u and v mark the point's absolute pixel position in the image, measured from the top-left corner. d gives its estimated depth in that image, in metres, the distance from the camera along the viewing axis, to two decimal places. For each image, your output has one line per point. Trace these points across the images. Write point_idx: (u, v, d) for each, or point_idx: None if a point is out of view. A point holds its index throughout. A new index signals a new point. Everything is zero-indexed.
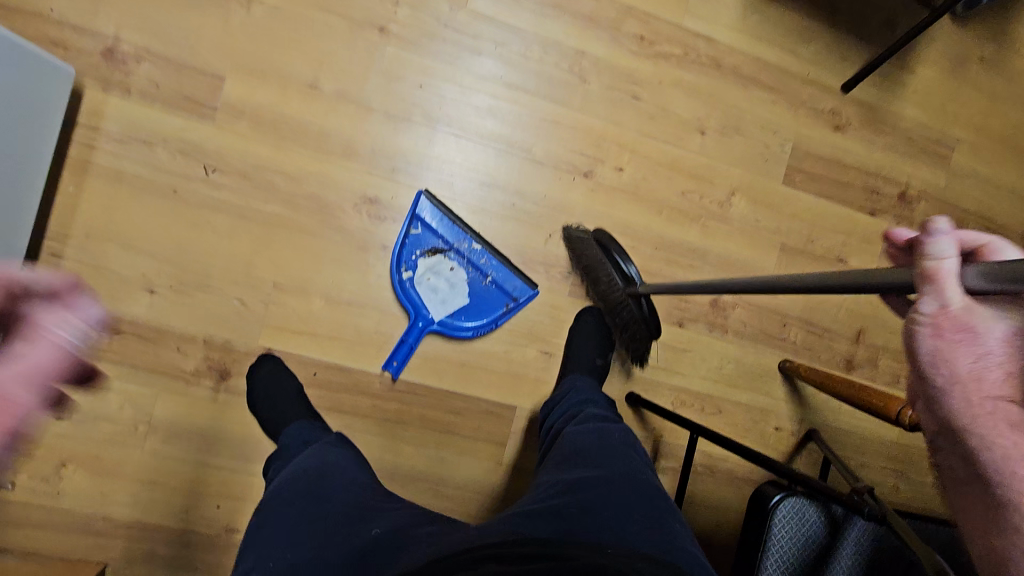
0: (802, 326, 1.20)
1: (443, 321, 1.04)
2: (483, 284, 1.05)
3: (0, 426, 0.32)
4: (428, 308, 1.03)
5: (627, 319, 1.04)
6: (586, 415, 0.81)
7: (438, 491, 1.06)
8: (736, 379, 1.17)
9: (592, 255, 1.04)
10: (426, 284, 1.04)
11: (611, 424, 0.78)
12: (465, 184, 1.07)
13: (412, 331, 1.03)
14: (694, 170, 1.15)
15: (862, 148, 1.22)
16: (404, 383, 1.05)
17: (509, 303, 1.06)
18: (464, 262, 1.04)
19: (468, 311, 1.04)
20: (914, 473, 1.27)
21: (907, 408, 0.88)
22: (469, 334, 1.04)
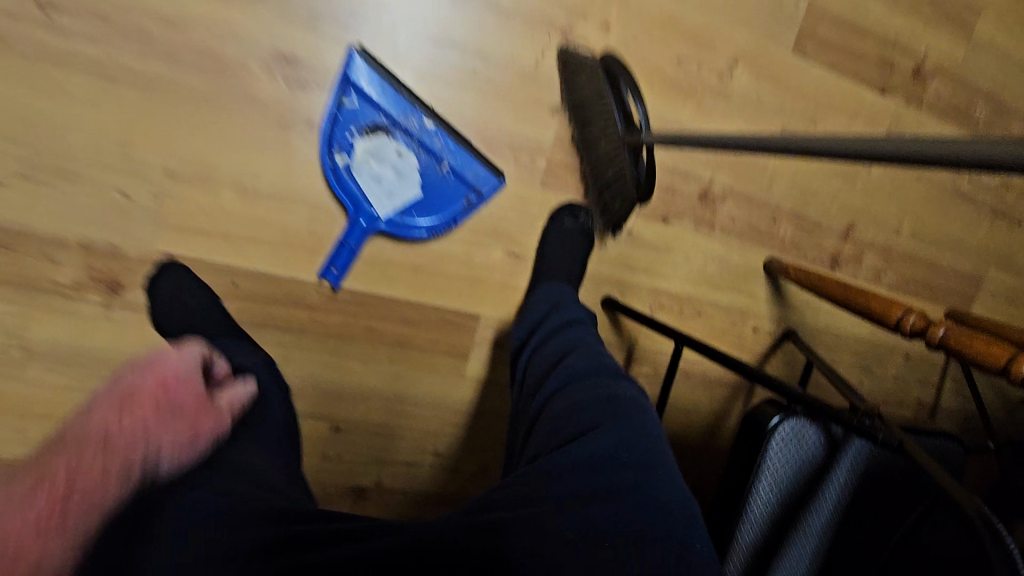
0: (793, 220, 1.09)
1: (390, 218, 0.85)
2: (438, 173, 0.86)
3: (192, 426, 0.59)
4: (370, 202, 0.84)
5: (615, 175, 0.85)
6: (584, 362, 0.68)
7: (392, 408, 0.95)
8: (720, 280, 1.07)
9: (593, 85, 0.84)
10: (367, 172, 0.83)
11: (616, 378, 0.66)
12: (411, 41, 0.83)
13: (353, 229, 0.84)
14: (693, 31, 0.94)
15: (883, 11, 1.04)
16: (348, 292, 0.89)
17: (470, 196, 0.88)
18: (413, 145, 0.84)
19: (421, 207, 0.86)
20: (879, 368, 1.26)
21: (911, 314, 0.81)
22: (424, 235, 0.87)
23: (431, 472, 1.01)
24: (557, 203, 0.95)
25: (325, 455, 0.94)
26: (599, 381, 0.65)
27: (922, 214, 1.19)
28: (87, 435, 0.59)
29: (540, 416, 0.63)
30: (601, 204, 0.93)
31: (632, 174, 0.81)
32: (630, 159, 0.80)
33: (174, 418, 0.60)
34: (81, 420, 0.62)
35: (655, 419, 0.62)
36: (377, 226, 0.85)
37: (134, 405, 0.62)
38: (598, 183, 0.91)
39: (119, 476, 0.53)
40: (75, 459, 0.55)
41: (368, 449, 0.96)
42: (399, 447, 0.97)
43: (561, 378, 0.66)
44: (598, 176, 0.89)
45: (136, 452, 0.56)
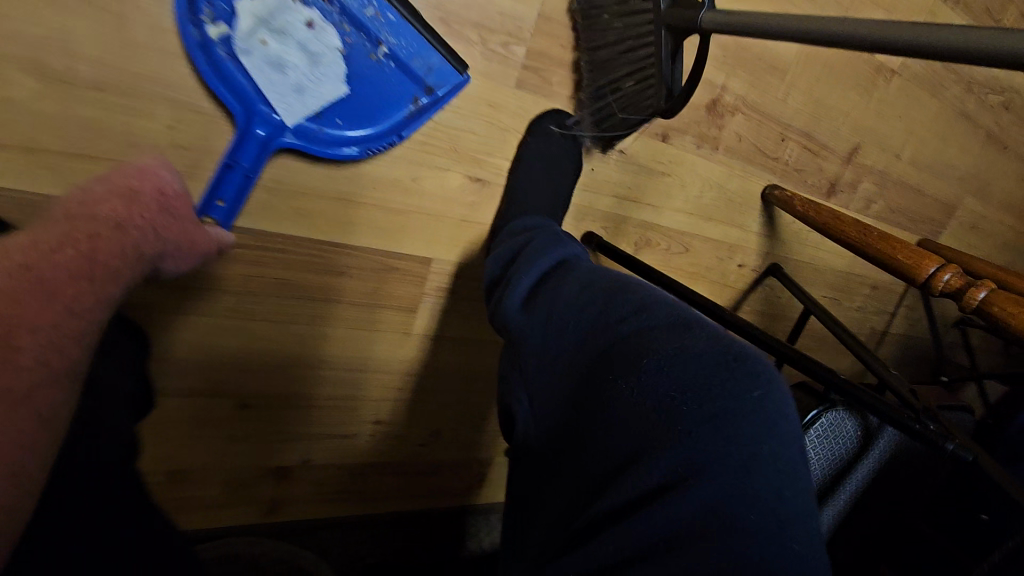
0: (800, 141, 0.92)
1: (302, 128, 0.58)
2: (373, 61, 0.58)
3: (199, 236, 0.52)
4: (269, 102, 0.55)
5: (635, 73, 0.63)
6: (669, 326, 0.44)
7: (319, 376, 0.75)
8: (714, 212, 0.91)
9: None
10: (261, 53, 0.54)
11: (728, 353, 0.41)
12: None
13: (245, 143, 0.56)
14: None
15: None
16: (247, 235, 0.63)
17: (419, 99, 0.61)
18: (331, 14, 0.56)
19: (348, 111, 0.59)
20: (846, 300, 1.20)
21: (947, 273, 0.69)
22: (355, 155, 0.61)
23: (372, 440, 0.84)
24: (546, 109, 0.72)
25: (226, 436, 0.73)
26: (706, 369, 0.41)
27: (924, 136, 1.06)
28: (97, 212, 0.45)
29: (603, 424, 0.43)
30: (597, 110, 0.71)
31: (661, 77, 0.59)
32: (667, 54, 0.58)
33: (179, 217, 0.50)
34: (73, 193, 0.46)
35: (789, 417, 0.41)
36: (283, 139, 0.57)
37: (138, 199, 0.47)
38: (603, 80, 0.68)
39: (136, 260, 0.46)
40: (87, 228, 0.43)
41: (288, 420, 0.76)
42: (335, 415, 0.79)
43: (635, 363, 0.43)
44: (608, 70, 0.66)
45: (150, 245, 0.47)
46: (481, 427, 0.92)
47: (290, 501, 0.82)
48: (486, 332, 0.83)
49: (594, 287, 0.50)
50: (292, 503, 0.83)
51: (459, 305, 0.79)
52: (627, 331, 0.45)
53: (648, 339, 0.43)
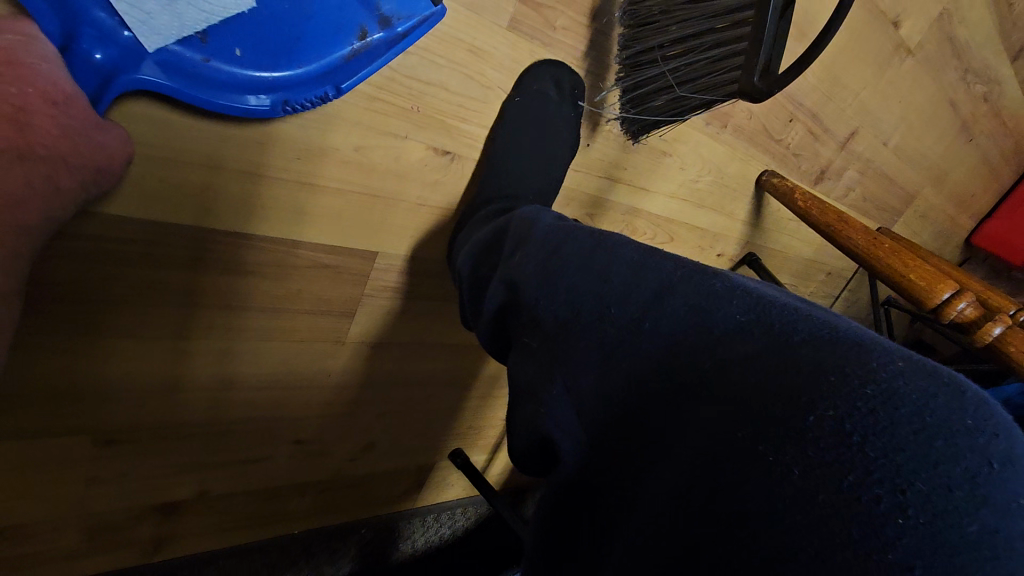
0: (806, 123, 0.81)
1: (174, 57, 0.38)
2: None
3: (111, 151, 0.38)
4: (112, 7, 0.35)
5: (716, 35, 0.49)
6: (841, 352, 0.26)
7: (225, 387, 0.56)
8: (706, 197, 0.79)
9: None
10: None
11: (963, 412, 0.23)
12: None
13: (71, 66, 0.36)
14: None
15: None
16: (112, 224, 0.43)
17: (368, 32, 0.43)
18: None
19: (256, 41, 0.40)
20: (803, 286, 1.16)
21: (962, 301, 0.62)
22: (267, 109, 0.42)
23: (289, 459, 0.67)
24: (541, 58, 0.54)
25: (83, 464, 0.53)
26: (931, 438, 0.23)
27: (913, 123, 0.99)
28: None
29: (720, 510, 0.26)
30: (636, 81, 0.56)
31: (766, 35, 0.45)
32: (777, 10, 0.44)
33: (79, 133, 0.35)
34: None
35: None
36: (137, 73, 0.37)
37: (31, 119, 0.33)
38: (651, 41, 0.53)
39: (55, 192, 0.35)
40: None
41: (165, 417, 0.54)
42: (240, 405, 0.58)
43: (788, 413, 0.25)
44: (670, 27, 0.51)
45: (66, 177, 0.35)
46: (425, 434, 0.78)
47: (177, 534, 0.64)
48: (439, 336, 0.67)
49: (683, 281, 0.32)
50: (180, 536, 0.65)
51: (408, 308, 0.61)
52: (763, 353, 0.27)
53: (811, 369, 0.25)
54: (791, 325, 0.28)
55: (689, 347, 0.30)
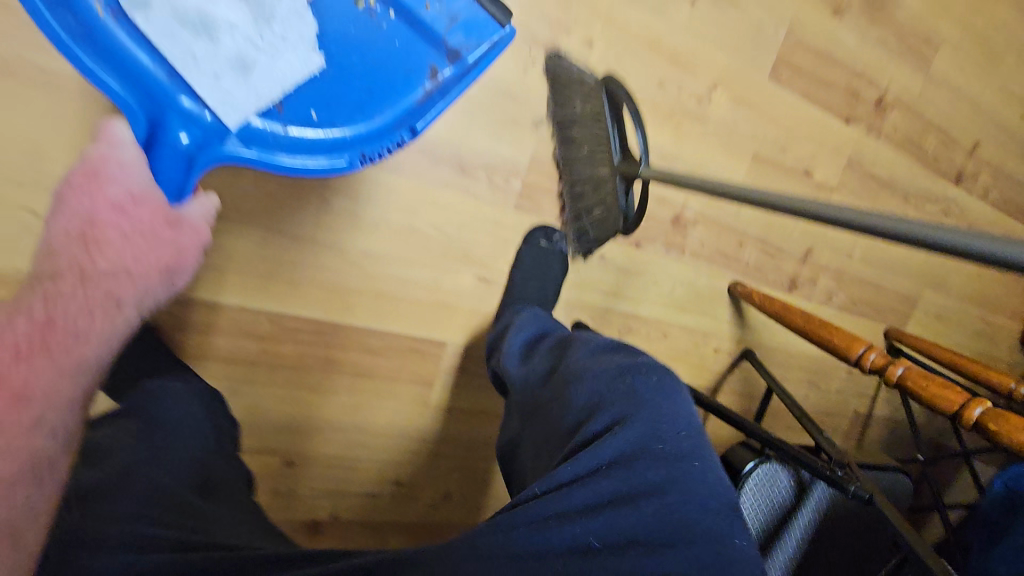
0: (757, 245, 1.10)
1: (252, 129, 0.57)
2: (368, 14, 0.59)
3: (188, 243, 0.57)
4: (201, 100, 0.54)
5: (601, 201, 0.86)
6: (600, 352, 0.61)
7: (354, 438, 0.89)
8: (685, 303, 1.08)
9: (585, 107, 0.82)
10: (225, 34, 0.53)
11: (638, 357, 0.58)
12: None
13: (161, 149, 0.55)
14: (676, 52, 0.91)
15: (854, 41, 1.05)
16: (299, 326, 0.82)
17: (427, 86, 0.61)
18: None
19: (336, 109, 0.59)
20: (823, 383, 1.32)
21: (870, 351, 0.85)
22: (345, 164, 0.60)
23: (392, 497, 0.96)
24: (527, 227, 0.90)
25: (272, 478, 0.87)
26: (624, 364, 0.57)
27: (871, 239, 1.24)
28: (63, 257, 0.52)
29: (563, 415, 0.56)
30: (576, 229, 0.91)
31: (622, 205, 0.82)
32: (622, 189, 0.82)
33: (148, 237, 0.54)
34: (58, 221, 0.53)
35: (683, 395, 0.55)
36: (222, 145, 0.57)
37: (102, 234, 0.53)
38: (574, 207, 0.89)
39: (120, 313, 0.53)
40: (52, 289, 0.50)
41: (319, 453, 0.88)
42: (359, 448, 0.90)
43: (581, 370, 0.59)
44: (580, 200, 0.88)
45: (132, 282, 0.54)
46: (487, 492, 1.03)
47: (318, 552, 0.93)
48: (489, 405, 0.97)
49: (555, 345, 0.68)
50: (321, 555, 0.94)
51: (468, 380, 0.94)
52: (575, 358, 0.62)
53: (589, 359, 0.61)
54: (587, 348, 0.63)
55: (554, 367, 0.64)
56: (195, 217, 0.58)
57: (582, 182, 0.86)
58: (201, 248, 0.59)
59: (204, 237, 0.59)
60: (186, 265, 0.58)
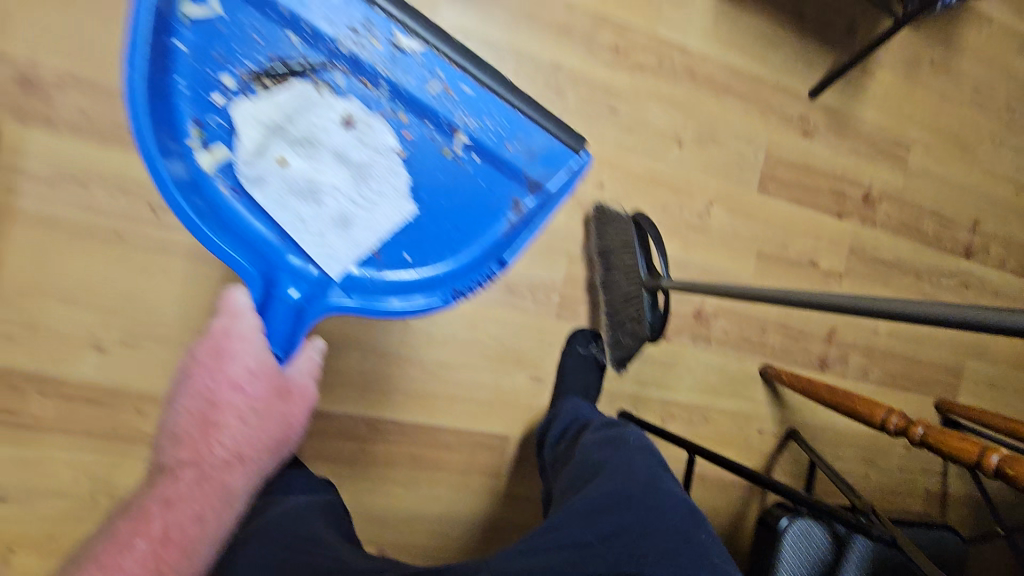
0: (779, 331, 1.23)
1: (352, 278, 0.69)
2: (455, 161, 0.68)
3: (298, 407, 0.66)
4: (307, 257, 0.66)
5: (630, 314, 1.00)
6: (597, 426, 0.83)
7: (436, 528, 1.03)
8: (720, 388, 1.19)
9: (620, 235, 1.01)
10: (330, 203, 0.65)
11: (621, 429, 0.80)
12: (378, 28, 0.63)
13: (276, 304, 0.64)
14: (673, 182, 1.14)
15: (829, 153, 1.25)
16: (390, 428, 1.00)
17: (511, 217, 0.71)
18: (448, 141, 0.68)
19: (425, 250, 0.71)
20: (882, 461, 1.33)
21: (891, 414, 0.93)
22: (439, 300, 0.70)
23: None
24: (568, 331, 1.08)
25: None
26: (611, 433, 0.79)
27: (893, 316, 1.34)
28: (190, 435, 0.62)
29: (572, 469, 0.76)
30: (613, 338, 1.04)
31: (648, 317, 0.96)
32: (648, 303, 0.96)
33: (260, 414, 0.64)
34: (185, 399, 0.62)
35: (651, 451, 0.77)
36: (326, 298, 0.67)
37: (221, 416, 0.62)
38: (613, 319, 1.04)
39: (230, 508, 0.63)
40: (179, 475, 0.61)
41: (407, 543, 1.01)
42: (440, 538, 1.03)
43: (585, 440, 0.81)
44: (616, 312, 1.03)
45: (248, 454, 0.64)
46: None
47: None
48: None
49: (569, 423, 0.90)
50: None
51: (530, 470, 1.08)
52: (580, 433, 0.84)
53: (589, 432, 0.83)
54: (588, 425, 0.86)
55: (568, 440, 0.85)
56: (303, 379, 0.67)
57: (619, 296, 1.02)
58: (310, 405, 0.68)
59: (312, 395, 0.68)
60: (297, 424, 0.67)
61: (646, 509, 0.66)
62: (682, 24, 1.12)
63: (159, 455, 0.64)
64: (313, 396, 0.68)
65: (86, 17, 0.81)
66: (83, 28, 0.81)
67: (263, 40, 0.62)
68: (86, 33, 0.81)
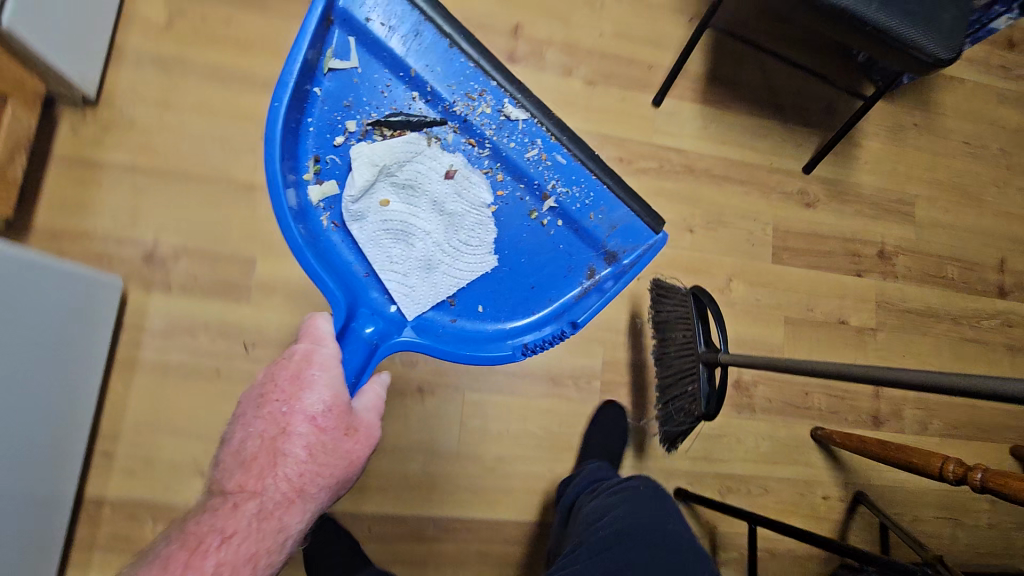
0: (823, 392, 1.25)
1: (422, 321, 0.83)
2: (539, 222, 0.87)
3: (364, 446, 0.64)
4: (382, 292, 0.81)
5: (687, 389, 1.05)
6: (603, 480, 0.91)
7: None
8: (774, 456, 1.20)
9: (681, 310, 1.09)
10: (413, 244, 0.83)
11: (625, 479, 0.87)
12: (493, 101, 0.85)
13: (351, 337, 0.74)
14: (690, 265, 1.24)
15: (835, 218, 1.34)
16: (457, 527, 1.06)
17: (584, 284, 0.88)
18: (539, 202, 0.87)
19: (497, 305, 0.87)
20: (968, 519, 1.27)
21: (948, 461, 0.93)
22: (509, 354, 0.84)
23: None
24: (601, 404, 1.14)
25: None
26: (614, 485, 0.87)
27: (939, 364, 1.35)
28: (255, 465, 0.59)
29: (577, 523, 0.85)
30: (665, 413, 1.09)
31: (704, 392, 1.00)
32: (704, 379, 1.01)
33: (331, 447, 0.62)
34: (257, 425, 0.61)
35: (656, 497, 0.83)
36: (397, 335, 0.80)
37: (290, 443, 0.60)
38: (670, 394, 1.09)
39: (281, 552, 0.58)
40: (237, 510, 0.57)
41: None
42: None
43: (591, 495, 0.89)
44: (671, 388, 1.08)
45: (310, 493, 0.60)
46: None
47: None
48: None
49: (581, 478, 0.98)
50: None
51: None
52: (588, 489, 0.92)
53: (596, 486, 0.91)
54: (596, 480, 0.93)
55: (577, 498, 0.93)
56: (371, 418, 0.67)
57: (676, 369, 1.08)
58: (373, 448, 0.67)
59: (376, 437, 0.67)
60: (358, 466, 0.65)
61: (633, 552, 0.73)
62: (675, 130, 1.29)
63: (211, 490, 0.59)
64: (376, 437, 0.67)
65: (192, 202, 1.03)
66: (192, 210, 1.03)
67: (389, 98, 0.84)
68: (194, 213, 1.03)
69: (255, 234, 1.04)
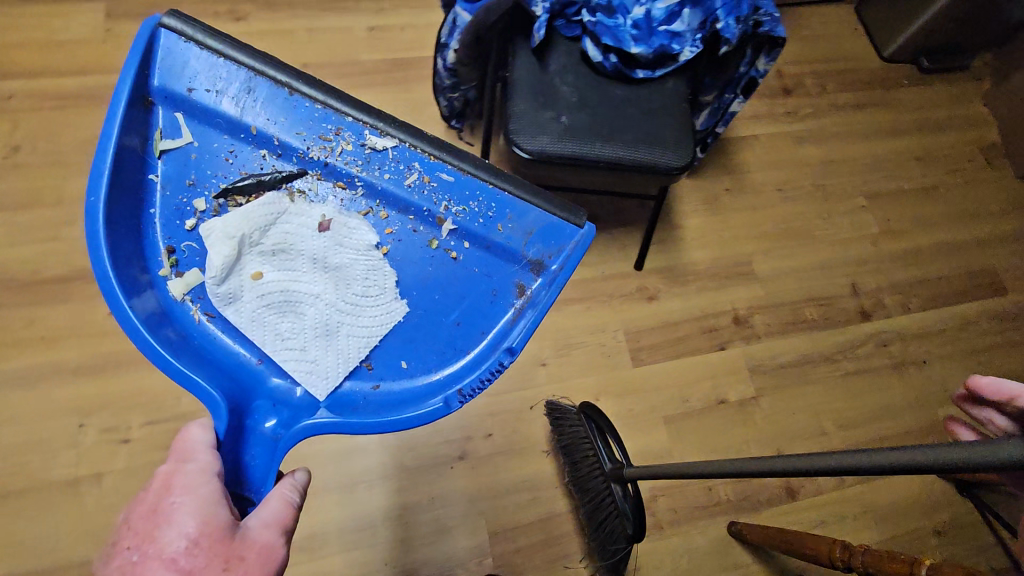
0: (727, 481, 1.21)
1: (335, 399, 0.73)
2: (440, 249, 0.79)
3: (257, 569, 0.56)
4: (277, 379, 0.73)
5: (613, 512, 1.01)
6: None
7: None
8: (698, 569, 1.15)
9: (580, 430, 1.07)
10: (307, 313, 0.74)
11: None
12: (355, 134, 0.78)
13: (252, 434, 0.69)
14: (555, 398, 1.23)
15: (681, 303, 1.37)
16: None
17: (516, 305, 0.77)
18: (435, 229, 0.79)
19: (421, 355, 0.76)
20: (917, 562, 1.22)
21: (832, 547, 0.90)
22: (444, 407, 0.71)
23: None
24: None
25: None
26: None
27: (832, 408, 1.34)
28: None
29: None
30: (605, 543, 1.04)
31: (627, 512, 0.96)
32: (622, 496, 0.97)
33: None
34: None
35: None
36: (310, 414, 0.71)
37: None
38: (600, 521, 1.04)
39: None
40: None
41: None
42: None
43: None
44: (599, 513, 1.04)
45: None
46: None
47: None
48: None
49: None
50: None
51: None
52: None
53: None
54: None
55: None
56: (267, 532, 0.59)
57: (596, 493, 1.03)
58: (276, 568, 0.58)
59: (277, 556, 0.58)
60: None
61: None
62: None
63: None
64: (277, 555, 0.58)
65: (17, 519, 0.99)
66: (14, 529, 0.99)
67: (237, 163, 0.76)
68: (17, 532, 0.98)
69: (89, 531, 1.00)
